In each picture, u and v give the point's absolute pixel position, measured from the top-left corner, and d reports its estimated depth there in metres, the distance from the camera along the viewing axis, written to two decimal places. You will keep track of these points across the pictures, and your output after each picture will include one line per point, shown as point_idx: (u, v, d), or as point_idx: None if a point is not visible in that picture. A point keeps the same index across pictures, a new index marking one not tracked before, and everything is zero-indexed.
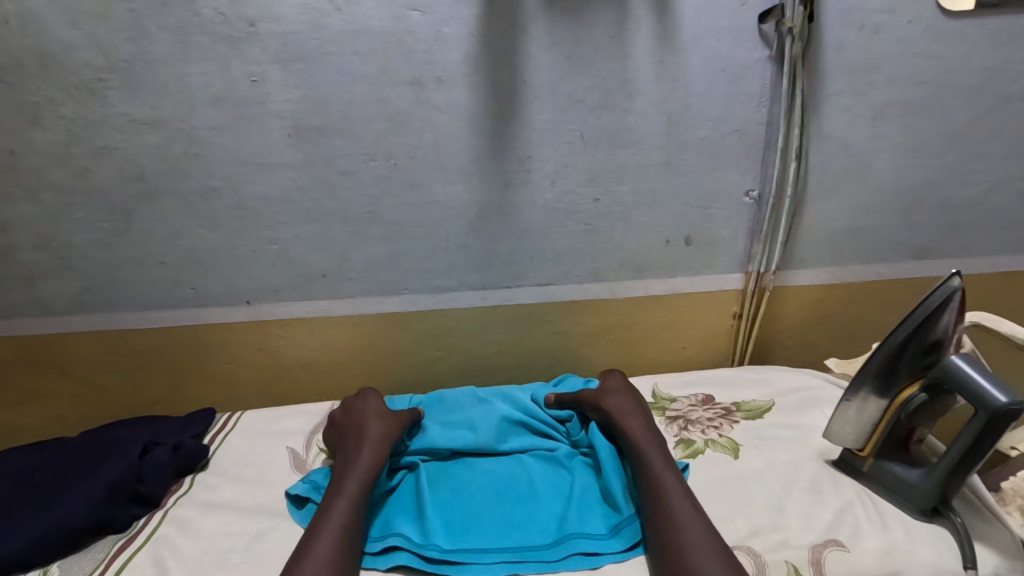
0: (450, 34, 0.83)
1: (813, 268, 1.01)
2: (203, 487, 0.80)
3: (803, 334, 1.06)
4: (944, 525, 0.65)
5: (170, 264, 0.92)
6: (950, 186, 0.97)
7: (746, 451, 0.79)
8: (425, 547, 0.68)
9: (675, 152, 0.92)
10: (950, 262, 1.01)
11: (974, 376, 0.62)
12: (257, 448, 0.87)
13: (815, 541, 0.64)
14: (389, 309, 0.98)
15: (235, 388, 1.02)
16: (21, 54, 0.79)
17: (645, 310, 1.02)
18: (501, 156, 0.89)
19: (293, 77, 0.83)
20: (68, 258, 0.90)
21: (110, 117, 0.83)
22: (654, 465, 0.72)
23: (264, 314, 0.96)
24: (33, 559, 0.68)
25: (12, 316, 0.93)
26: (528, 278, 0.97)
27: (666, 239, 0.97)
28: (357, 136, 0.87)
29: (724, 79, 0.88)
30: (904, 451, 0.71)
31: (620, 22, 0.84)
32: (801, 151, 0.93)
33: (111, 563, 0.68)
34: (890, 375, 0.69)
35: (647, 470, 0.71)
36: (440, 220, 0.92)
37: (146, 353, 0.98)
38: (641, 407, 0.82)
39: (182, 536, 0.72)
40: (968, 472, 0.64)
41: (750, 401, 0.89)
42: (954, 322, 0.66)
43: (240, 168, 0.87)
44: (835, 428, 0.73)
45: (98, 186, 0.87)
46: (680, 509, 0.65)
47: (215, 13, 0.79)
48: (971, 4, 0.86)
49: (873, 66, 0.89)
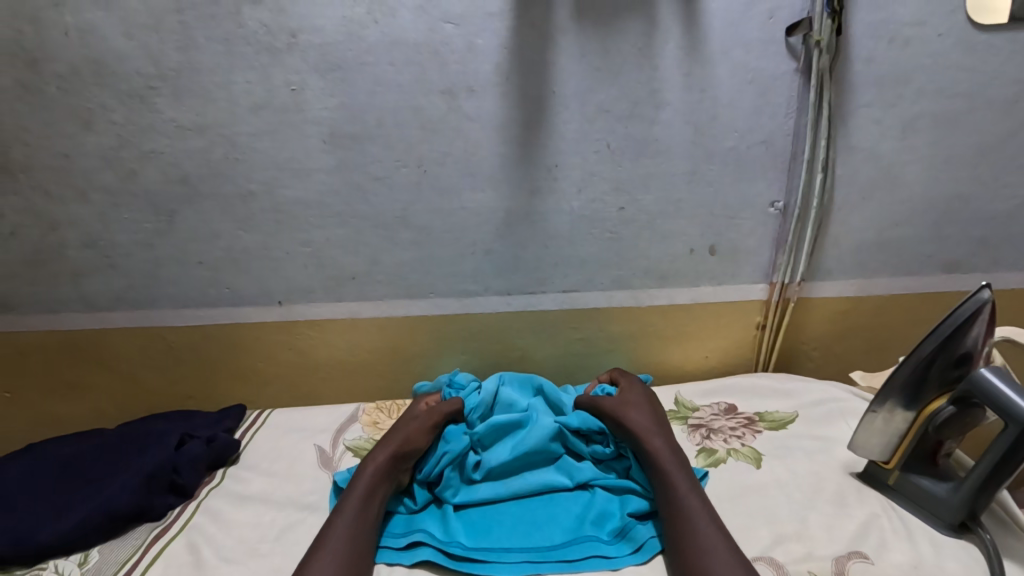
0: (482, 45, 0.85)
1: (839, 279, 1.01)
2: (234, 480, 0.83)
3: (829, 347, 1.06)
4: (972, 540, 0.64)
5: (208, 264, 0.96)
6: (981, 200, 0.96)
7: (768, 461, 0.79)
8: (448, 543, 0.69)
9: (701, 161, 0.93)
10: (980, 276, 1.00)
11: (1004, 391, 0.61)
12: (286, 445, 0.90)
13: (839, 553, 0.64)
14: (415, 313, 1.00)
15: (265, 386, 1.05)
16: (78, 62, 0.84)
17: (669, 319, 1.03)
18: (529, 164, 0.91)
19: (330, 87, 0.86)
20: (113, 256, 0.95)
21: (157, 123, 0.88)
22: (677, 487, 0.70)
23: (295, 314, 0.99)
24: (77, 543, 0.71)
25: (58, 310, 0.98)
26: (552, 284, 0.99)
27: (690, 248, 0.98)
28: (390, 143, 0.90)
29: (752, 90, 0.89)
30: (931, 465, 0.69)
31: (649, 34, 0.86)
32: (827, 163, 0.93)
33: (148, 550, 0.71)
34: (918, 388, 0.68)
35: (666, 486, 0.70)
36: (467, 226, 0.95)
37: (182, 350, 1.01)
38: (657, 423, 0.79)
39: (215, 526, 0.74)
40: (997, 487, 0.63)
41: (773, 412, 0.89)
42: (983, 335, 0.66)
43: (277, 173, 0.91)
44: (861, 440, 0.73)
45: (143, 188, 0.91)
46: (705, 528, 0.64)
47: (259, 25, 0.83)
48: (1004, 19, 0.86)
49: (903, 78, 0.89)
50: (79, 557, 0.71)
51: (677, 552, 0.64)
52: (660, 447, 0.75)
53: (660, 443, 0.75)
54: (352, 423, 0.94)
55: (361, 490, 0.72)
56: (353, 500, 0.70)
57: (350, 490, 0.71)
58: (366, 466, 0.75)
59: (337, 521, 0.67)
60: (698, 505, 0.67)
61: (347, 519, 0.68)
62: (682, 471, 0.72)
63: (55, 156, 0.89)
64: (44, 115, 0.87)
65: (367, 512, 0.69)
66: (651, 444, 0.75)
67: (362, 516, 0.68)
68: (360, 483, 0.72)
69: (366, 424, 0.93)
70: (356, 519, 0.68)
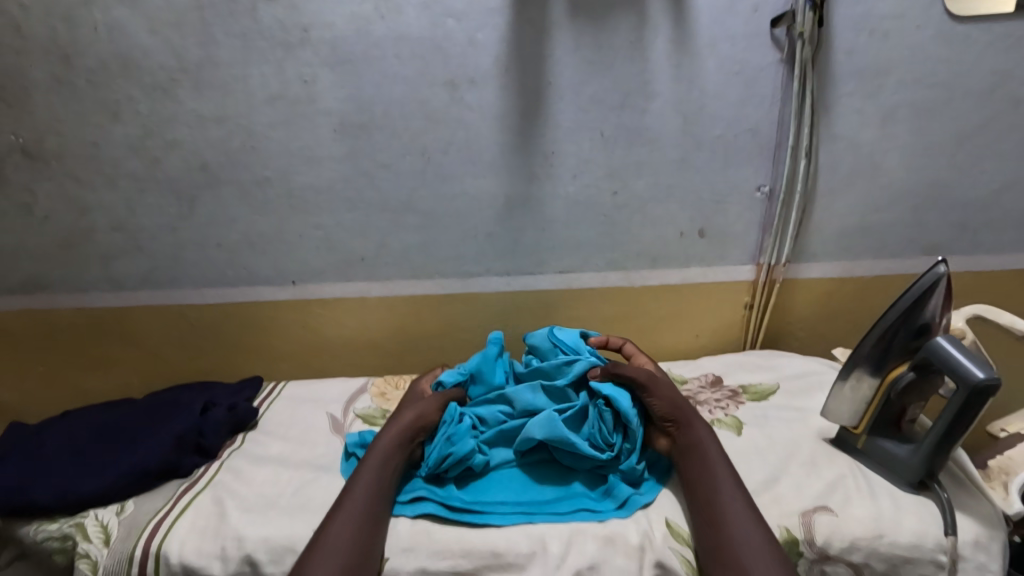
0: (482, 39, 0.91)
1: (823, 262, 1.06)
2: (254, 443, 0.90)
3: (814, 326, 1.10)
4: (930, 497, 0.70)
5: (226, 246, 1.03)
6: (961, 186, 1.00)
7: (748, 428, 0.84)
8: (448, 498, 0.73)
9: (690, 149, 0.98)
10: (960, 259, 1.04)
11: (956, 356, 0.67)
12: (301, 413, 0.97)
13: (806, 507, 0.69)
14: (420, 292, 1.06)
15: (281, 362, 1.11)
16: (107, 57, 0.91)
17: (661, 299, 1.08)
18: (527, 151, 0.97)
19: (340, 78, 0.92)
20: (139, 239, 1.02)
21: (179, 113, 0.94)
22: (722, 491, 0.68)
23: (307, 293, 1.06)
24: (113, 495, 0.77)
25: (87, 290, 1.05)
26: (549, 266, 1.05)
27: (680, 231, 1.03)
28: (396, 132, 0.95)
29: (738, 81, 0.94)
30: (895, 429, 0.75)
31: (639, 27, 0.91)
32: (811, 150, 0.98)
33: (178, 502, 0.77)
34: (882, 356, 0.74)
35: (706, 480, 0.69)
36: (469, 210, 1.00)
37: (203, 326, 1.08)
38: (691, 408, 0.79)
39: (238, 482, 0.81)
40: (953, 446, 0.68)
41: (756, 385, 0.94)
42: (941, 307, 0.71)
43: (290, 160, 0.97)
44: (832, 407, 0.79)
45: (167, 175, 0.98)
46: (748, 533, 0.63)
47: (274, 21, 0.89)
48: (1011, 7, 0.91)
49: (883, 69, 0.93)
50: (117, 507, 0.77)
51: (711, 550, 0.63)
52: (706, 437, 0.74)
53: (702, 427, 0.76)
54: (361, 394, 1.01)
55: (384, 446, 0.76)
56: (377, 452, 0.75)
57: (376, 443, 0.76)
58: (386, 430, 0.78)
59: (363, 471, 0.72)
60: (742, 507, 0.66)
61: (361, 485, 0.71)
62: (725, 463, 0.71)
63: (84, 145, 0.96)
64: (75, 107, 0.93)
65: (388, 466, 0.74)
66: (696, 433, 0.75)
67: (381, 470, 0.73)
68: (382, 439, 0.77)
69: (374, 395, 1.00)
70: (376, 473, 0.72)
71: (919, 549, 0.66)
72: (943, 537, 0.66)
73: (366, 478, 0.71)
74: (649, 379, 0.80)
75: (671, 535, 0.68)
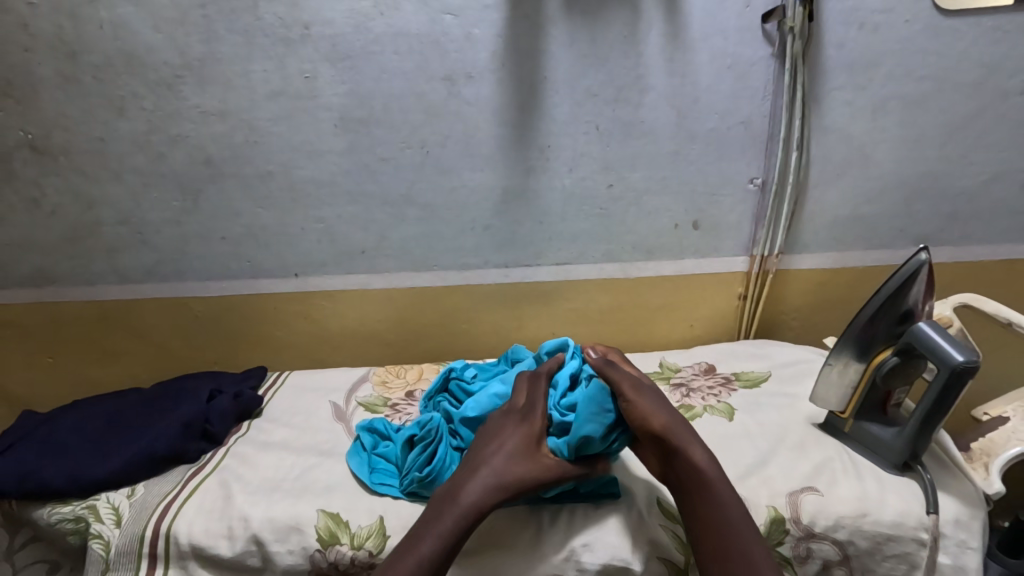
0: (479, 35, 0.93)
1: (815, 252, 1.08)
2: (258, 430, 0.92)
3: (807, 315, 1.12)
4: (914, 478, 0.72)
5: (230, 239, 1.05)
6: (949, 176, 1.02)
7: (740, 414, 0.86)
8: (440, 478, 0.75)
9: (684, 142, 1.00)
10: (950, 250, 1.06)
11: (937, 340, 0.69)
12: (303, 401, 0.99)
13: (794, 487, 0.71)
14: (419, 284, 1.08)
15: (283, 353, 1.14)
16: (112, 54, 0.93)
17: (656, 290, 1.10)
18: (523, 145, 0.99)
19: (340, 74, 0.94)
20: (144, 233, 1.04)
21: (183, 109, 0.96)
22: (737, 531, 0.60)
23: (309, 285, 1.08)
24: (123, 479, 0.79)
25: (94, 283, 1.08)
26: (547, 257, 1.07)
27: (675, 222, 1.05)
28: (396, 127, 0.97)
29: (730, 75, 0.96)
30: (881, 413, 0.77)
31: (633, 22, 0.93)
32: (802, 142, 1.00)
33: (186, 485, 0.80)
34: (867, 341, 0.76)
35: (715, 523, 0.61)
36: (467, 203, 1.03)
37: (207, 318, 1.10)
38: (681, 420, 0.69)
39: (244, 467, 0.83)
40: (934, 428, 0.70)
41: (749, 371, 0.97)
42: (924, 293, 0.74)
43: (292, 154, 0.99)
44: (820, 391, 0.81)
45: (172, 169, 1.00)
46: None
47: (275, 18, 0.91)
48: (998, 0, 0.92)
49: (872, 63, 0.95)
50: (127, 490, 0.79)
51: None
52: (708, 466, 0.64)
53: (699, 449, 0.66)
54: (363, 383, 1.03)
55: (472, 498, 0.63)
56: (461, 502, 0.63)
57: (465, 489, 0.64)
58: (482, 479, 0.64)
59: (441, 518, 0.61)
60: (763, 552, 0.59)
61: (419, 557, 0.58)
62: (731, 490, 0.64)
63: (91, 140, 0.98)
64: (82, 103, 0.96)
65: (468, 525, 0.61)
66: (693, 458, 0.65)
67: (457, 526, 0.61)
68: (473, 485, 0.64)
69: (376, 384, 1.03)
70: (449, 525, 0.61)
71: (902, 527, 0.68)
72: (926, 515, 0.68)
73: (423, 550, 0.59)
74: (631, 390, 0.69)
75: (661, 514, 0.70)
